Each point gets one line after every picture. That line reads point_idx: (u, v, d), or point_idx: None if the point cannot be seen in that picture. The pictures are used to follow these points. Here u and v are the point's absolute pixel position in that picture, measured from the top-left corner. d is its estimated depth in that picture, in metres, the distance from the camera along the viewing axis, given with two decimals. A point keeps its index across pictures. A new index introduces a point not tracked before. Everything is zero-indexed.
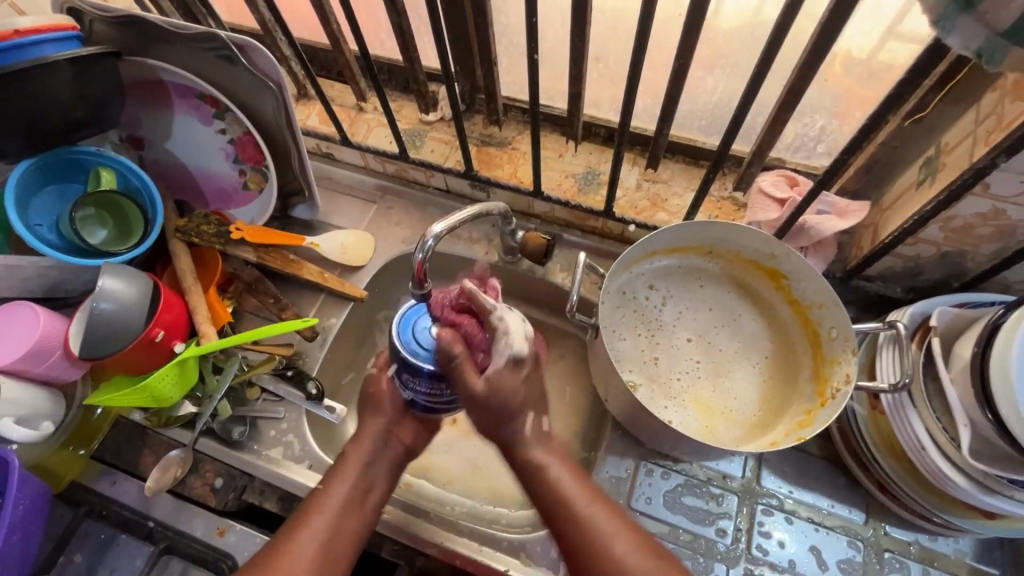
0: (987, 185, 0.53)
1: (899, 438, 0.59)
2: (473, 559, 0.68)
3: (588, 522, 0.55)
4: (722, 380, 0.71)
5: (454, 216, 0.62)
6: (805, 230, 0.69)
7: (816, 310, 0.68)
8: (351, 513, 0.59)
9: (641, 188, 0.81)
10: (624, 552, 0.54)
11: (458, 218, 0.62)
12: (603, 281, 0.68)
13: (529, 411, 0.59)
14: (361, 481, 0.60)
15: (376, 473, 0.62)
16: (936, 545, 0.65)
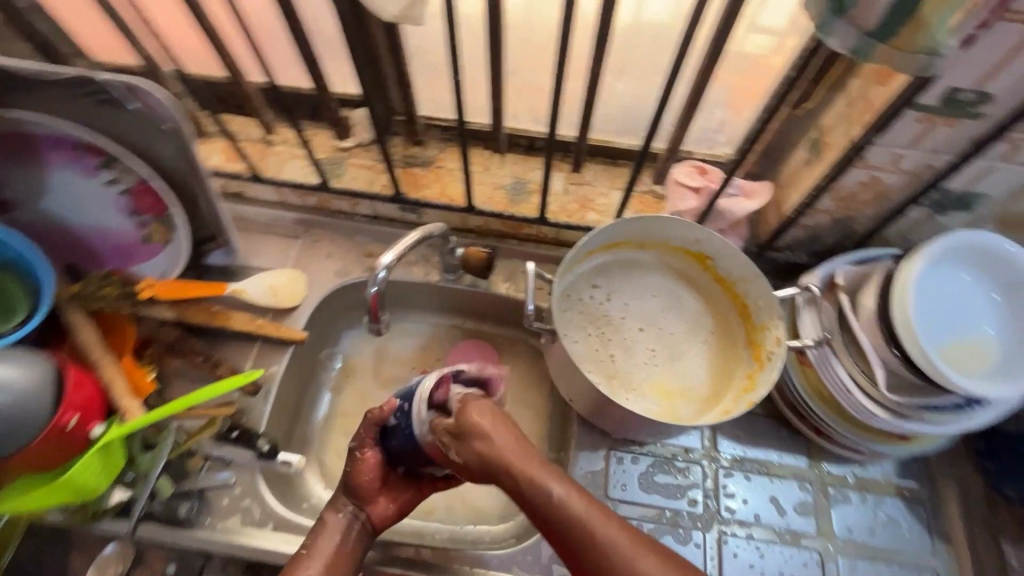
0: (864, 158, 0.62)
1: (828, 385, 0.66)
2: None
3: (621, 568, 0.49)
4: (676, 361, 0.76)
5: (402, 242, 0.66)
6: (722, 213, 0.76)
7: (741, 284, 0.75)
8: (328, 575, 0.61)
9: (569, 192, 0.85)
10: None
11: (405, 245, 0.66)
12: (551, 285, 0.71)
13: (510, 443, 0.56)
14: (340, 545, 0.63)
15: (355, 541, 0.64)
16: (867, 473, 0.75)
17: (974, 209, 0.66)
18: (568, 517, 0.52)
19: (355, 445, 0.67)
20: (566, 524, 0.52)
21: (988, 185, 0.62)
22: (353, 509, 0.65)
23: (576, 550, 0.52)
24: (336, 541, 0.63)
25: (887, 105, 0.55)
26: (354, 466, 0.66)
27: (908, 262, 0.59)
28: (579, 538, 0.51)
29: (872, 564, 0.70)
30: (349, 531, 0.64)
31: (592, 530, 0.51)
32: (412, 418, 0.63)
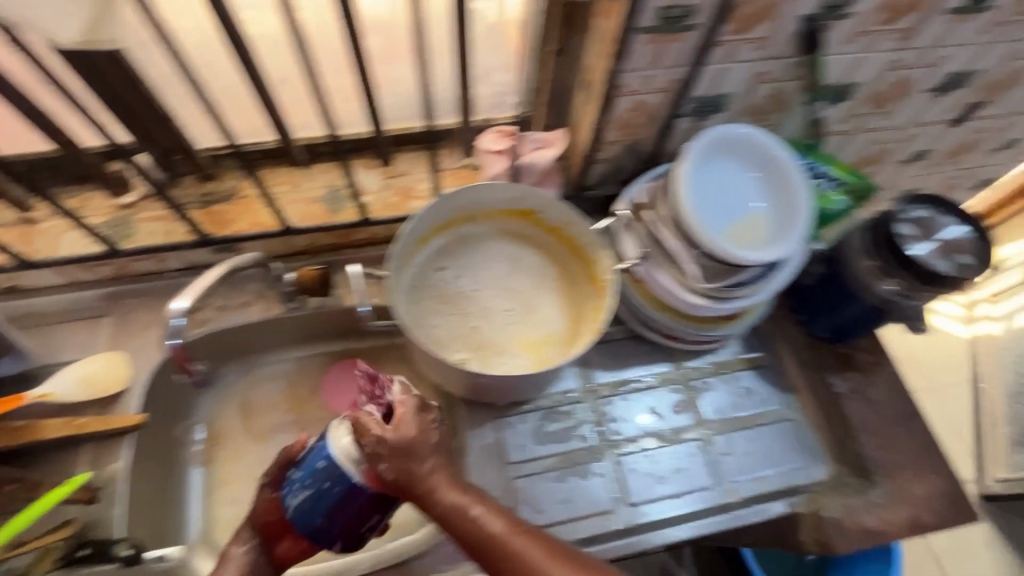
0: (623, 85, 0.67)
1: (660, 292, 0.72)
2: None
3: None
4: (533, 316, 0.78)
5: (200, 282, 0.64)
6: (530, 167, 0.79)
7: (568, 226, 0.80)
8: None
9: (387, 186, 0.84)
10: None
11: (203, 285, 0.63)
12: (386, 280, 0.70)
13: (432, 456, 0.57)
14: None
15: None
16: (720, 357, 0.84)
17: (727, 108, 0.75)
18: (483, 533, 0.54)
19: (265, 483, 0.64)
20: (478, 542, 0.54)
21: (727, 84, 0.71)
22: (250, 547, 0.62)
23: (492, 568, 0.53)
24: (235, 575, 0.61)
25: (618, 31, 0.60)
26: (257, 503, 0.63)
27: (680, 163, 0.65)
28: (494, 552, 0.53)
29: (744, 433, 0.78)
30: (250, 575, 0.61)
31: (507, 543, 0.53)
32: (332, 450, 0.57)
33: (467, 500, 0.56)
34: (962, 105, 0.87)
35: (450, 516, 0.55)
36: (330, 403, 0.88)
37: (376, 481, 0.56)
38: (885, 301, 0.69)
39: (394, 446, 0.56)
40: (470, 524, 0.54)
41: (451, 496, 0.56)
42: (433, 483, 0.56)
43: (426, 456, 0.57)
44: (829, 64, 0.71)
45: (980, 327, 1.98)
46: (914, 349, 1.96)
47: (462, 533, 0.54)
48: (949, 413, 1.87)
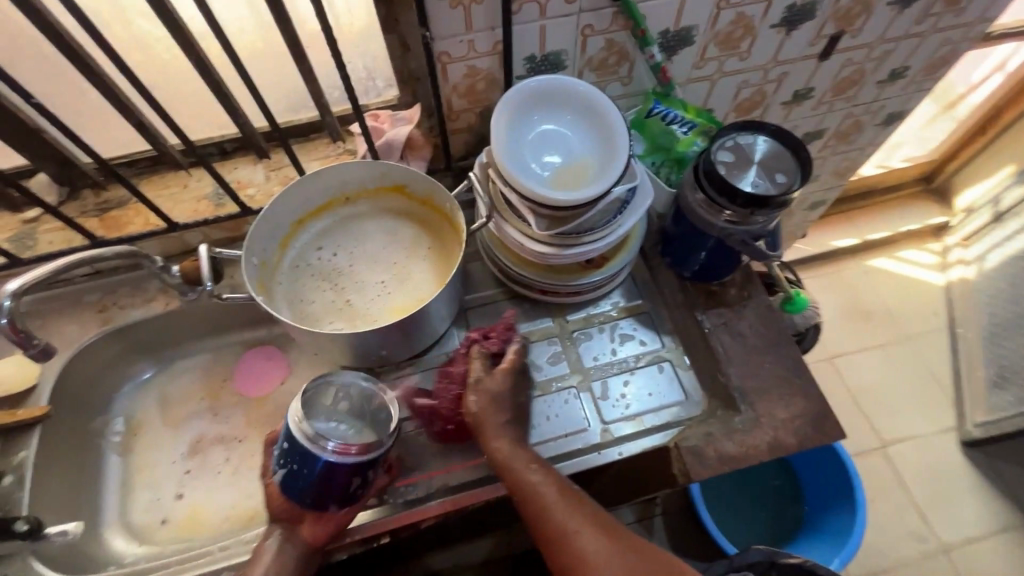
0: (447, 53, 0.71)
1: (512, 246, 0.76)
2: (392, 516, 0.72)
3: (568, 538, 0.61)
4: (406, 284, 0.82)
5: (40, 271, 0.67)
6: (392, 142, 0.82)
7: (433, 195, 0.83)
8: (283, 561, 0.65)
9: (270, 178, 0.89)
10: (596, 554, 0.60)
11: (39, 272, 0.65)
12: (243, 260, 0.74)
13: (508, 411, 0.69)
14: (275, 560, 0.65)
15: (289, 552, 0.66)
16: (600, 308, 0.86)
17: (567, 65, 0.78)
18: (532, 488, 0.64)
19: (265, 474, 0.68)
20: (522, 492, 0.64)
21: (555, 42, 0.74)
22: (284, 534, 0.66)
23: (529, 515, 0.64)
24: (271, 564, 0.65)
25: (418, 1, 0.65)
26: (269, 488, 0.66)
27: (496, 123, 0.67)
28: (537, 505, 0.63)
29: (621, 376, 0.80)
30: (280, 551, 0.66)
31: (550, 505, 0.63)
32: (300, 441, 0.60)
33: (521, 454, 0.66)
34: (819, 38, 0.88)
35: (502, 464, 0.66)
36: (241, 388, 0.92)
37: (350, 450, 0.60)
38: (725, 231, 0.70)
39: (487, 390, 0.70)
40: (523, 474, 0.65)
41: (512, 449, 0.66)
42: (496, 434, 0.67)
43: (501, 413, 0.69)
44: (651, 11, 0.73)
45: (954, 272, 1.92)
46: (887, 301, 1.91)
47: (509, 480, 0.65)
48: (930, 361, 1.81)
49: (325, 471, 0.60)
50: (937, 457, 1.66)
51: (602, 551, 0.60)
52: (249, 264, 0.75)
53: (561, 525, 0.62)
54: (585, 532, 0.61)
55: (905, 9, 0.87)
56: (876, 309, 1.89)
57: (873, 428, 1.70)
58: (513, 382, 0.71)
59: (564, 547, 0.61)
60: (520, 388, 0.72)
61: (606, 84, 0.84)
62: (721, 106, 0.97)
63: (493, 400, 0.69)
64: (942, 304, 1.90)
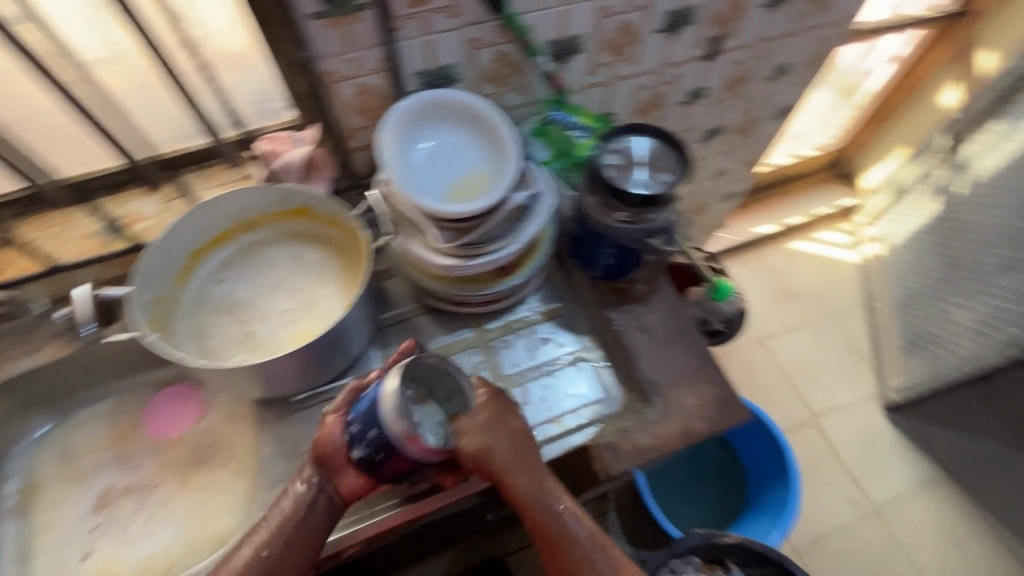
0: (332, 72, 0.71)
1: (417, 262, 0.75)
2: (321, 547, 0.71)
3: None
4: (312, 309, 0.80)
5: None
6: (288, 165, 0.80)
7: (335, 216, 0.81)
8: (313, 511, 0.64)
9: (165, 209, 0.85)
10: None
11: None
12: (127, 298, 0.71)
13: (521, 457, 0.66)
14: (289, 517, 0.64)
15: (314, 513, 0.64)
16: (517, 314, 0.86)
17: (461, 78, 0.79)
18: (559, 527, 0.65)
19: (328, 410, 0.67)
20: (547, 530, 0.66)
21: (445, 55, 0.75)
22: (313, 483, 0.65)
23: (551, 552, 0.66)
24: (284, 518, 0.64)
25: (292, 21, 0.64)
26: (322, 430, 0.66)
27: (381, 141, 0.67)
28: (563, 543, 0.65)
29: (541, 380, 0.81)
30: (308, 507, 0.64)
31: (577, 546, 0.65)
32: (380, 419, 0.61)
33: (548, 494, 0.66)
34: (703, 40, 0.92)
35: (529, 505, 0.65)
36: (153, 431, 0.87)
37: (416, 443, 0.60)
38: (621, 231, 0.72)
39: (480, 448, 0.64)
40: (553, 514, 0.65)
41: (536, 491, 0.65)
42: (516, 479, 0.65)
43: (507, 455, 0.65)
44: (536, 21, 0.76)
45: (866, 249, 2.05)
46: (809, 281, 2.02)
47: (535, 518, 0.65)
48: (853, 335, 1.93)
49: (384, 446, 0.61)
50: (864, 424, 1.76)
51: None
52: (135, 301, 0.72)
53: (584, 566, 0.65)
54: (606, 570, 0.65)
55: (777, 10, 0.93)
56: (800, 290, 2.00)
57: (805, 402, 1.79)
58: (497, 417, 0.66)
59: None
60: (521, 431, 0.67)
61: (503, 95, 0.85)
62: (622, 110, 1.00)
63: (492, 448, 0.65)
64: (857, 280, 2.03)
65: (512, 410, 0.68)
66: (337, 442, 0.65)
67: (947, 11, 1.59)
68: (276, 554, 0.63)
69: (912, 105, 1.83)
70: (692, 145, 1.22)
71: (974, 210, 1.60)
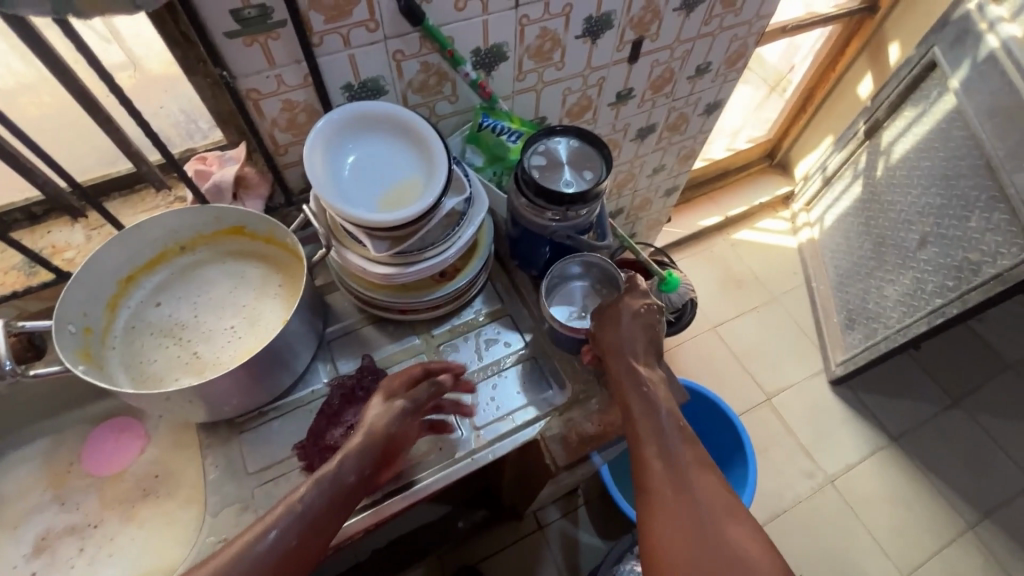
0: (255, 90, 0.71)
1: (356, 272, 0.75)
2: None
3: (685, 485, 0.64)
4: (255, 327, 0.79)
5: None
6: (218, 185, 0.80)
7: (273, 232, 0.81)
8: (321, 504, 0.61)
9: (91, 237, 0.82)
10: (705, 500, 0.63)
11: None
12: (53, 330, 0.68)
13: (641, 348, 0.75)
14: (319, 499, 0.61)
15: (329, 505, 0.61)
16: (463, 317, 0.88)
17: (388, 90, 0.81)
18: (655, 420, 0.69)
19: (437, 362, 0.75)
20: (640, 426, 0.69)
21: (369, 69, 0.76)
22: (352, 470, 0.63)
23: (643, 447, 0.68)
24: (309, 492, 0.61)
25: (208, 42, 0.64)
26: (383, 413, 0.68)
27: (308, 154, 0.67)
28: (654, 437, 0.68)
29: (490, 380, 0.82)
30: (324, 497, 0.61)
31: (668, 446, 0.67)
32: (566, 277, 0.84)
33: (653, 389, 0.71)
34: (623, 44, 0.97)
35: (640, 385, 0.72)
36: (93, 468, 0.84)
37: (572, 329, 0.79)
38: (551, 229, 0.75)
39: (613, 345, 0.74)
40: (652, 408, 0.70)
41: (644, 381, 0.72)
42: (629, 359, 0.73)
43: (635, 343, 0.74)
44: (457, 32, 0.78)
45: (803, 234, 2.17)
46: (753, 268, 2.11)
47: (636, 411, 0.70)
48: (797, 316, 2.03)
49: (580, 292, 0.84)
50: (812, 399, 1.85)
51: (708, 500, 0.63)
52: (62, 333, 0.69)
53: (668, 473, 0.65)
54: (695, 477, 0.65)
55: (689, 13, 0.99)
56: (745, 277, 2.09)
57: (757, 384, 1.87)
58: (631, 324, 0.75)
59: (676, 483, 0.64)
60: (654, 330, 0.76)
61: (433, 104, 0.87)
62: (553, 113, 1.03)
63: (615, 345, 0.74)
64: (797, 264, 2.14)
65: (629, 311, 0.76)
66: (392, 423, 0.67)
67: (855, 8, 1.71)
68: (295, 527, 0.59)
69: (833, 96, 1.95)
70: (626, 143, 1.27)
71: (894, 191, 1.72)
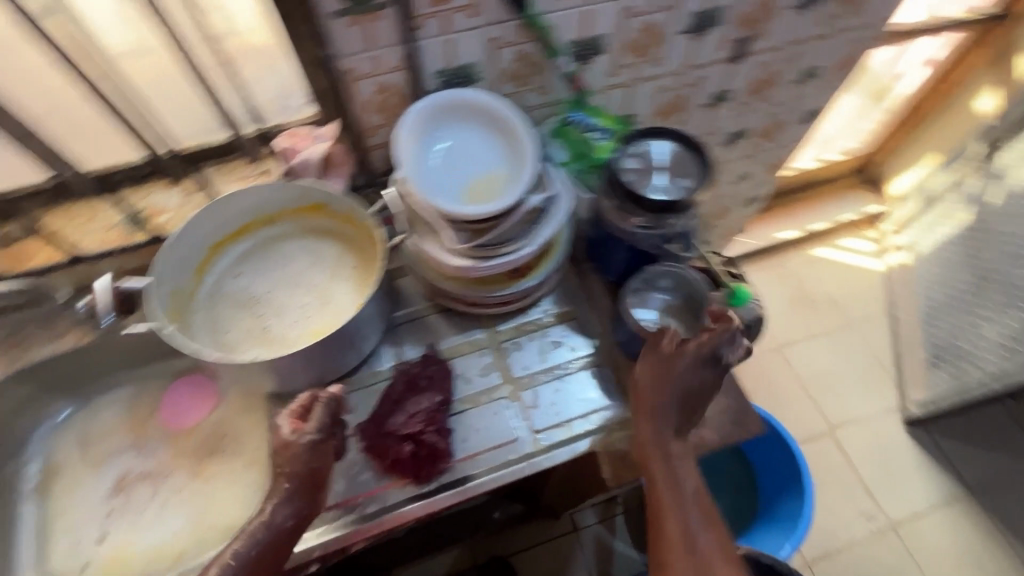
0: (352, 71, 0.71)
1: (430, 262, 0.75)
2: (319, 544, 0.70)
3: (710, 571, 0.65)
4: (327, 305, 0.80)
5: None
6: (306, 162, 0.81)
7: (353, 214, 0.82)
8: (265, 541, 0.63)
9: (186, 202, 0.86)
10: None
11: None
12: (147, 290, 0.71)
13: (676, 403, 0.69)
14: (259, 538, 0.63)
15: (268, 540, 0.63)
16: (529, 316, 0.86)
17: (480, 77, 0.79)
18: (680, 499, 0.67)
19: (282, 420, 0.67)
20: (662, 503, 0.67)
21: (464, 55, 0.74)
22: (275, 507, 0.64)
23: (664, 528, 0.67)
24: (252, 534, 0.63)
25: (314, 21, 0.64)
26: (285, 443, 0.66)
27: (398, 140, 0.67)
28: (679, 520, 0.67)
29: (551, 384, 0.80)
30: (263, 530, 0.63)
31: (691, 531, 0.67)
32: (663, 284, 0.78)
33: (681, 466, 0.68)
34: (729, 42, 0.90)
35: (674, 458, 0.68)
36: (169, 419, 0.89)
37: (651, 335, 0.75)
38: (635, 235, 0.71)
39: (655, 389, 0.69)
40: (680, 487, 0.68)
41: (677, 456, 0.68)
42: (666, 428, 0.68)
43: (674, 395, 0.69)
44: (558, 21, 0.74)
45: (892, 258, 2.00)
46: (829, 288, 1.97)
47: (661, 484, 0.67)
48: (875, 345, 1.88)
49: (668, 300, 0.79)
50: (881, 436, 1.72)
51: None
52: (155, 293, 0.73)
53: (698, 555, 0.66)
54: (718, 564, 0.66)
55: (806, 12, 0.91)
56: (820, 297, 1.96)
57: (820, 413, 1.75)
58: (681, 367, 0.69)
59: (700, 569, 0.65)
60: (703, 379, 0.70)
61: (522, 94, 0.84)
62: (643, 111, 0.98)
63: (659, 388, 0.68)
64: (881, 289, 1.98)
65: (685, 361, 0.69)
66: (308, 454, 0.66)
67: (989, 14, 1.53)
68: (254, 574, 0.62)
69: (947, 111, 1.77)
70: (714, 147, 1.19)
71: (1006, 222, 1.55)
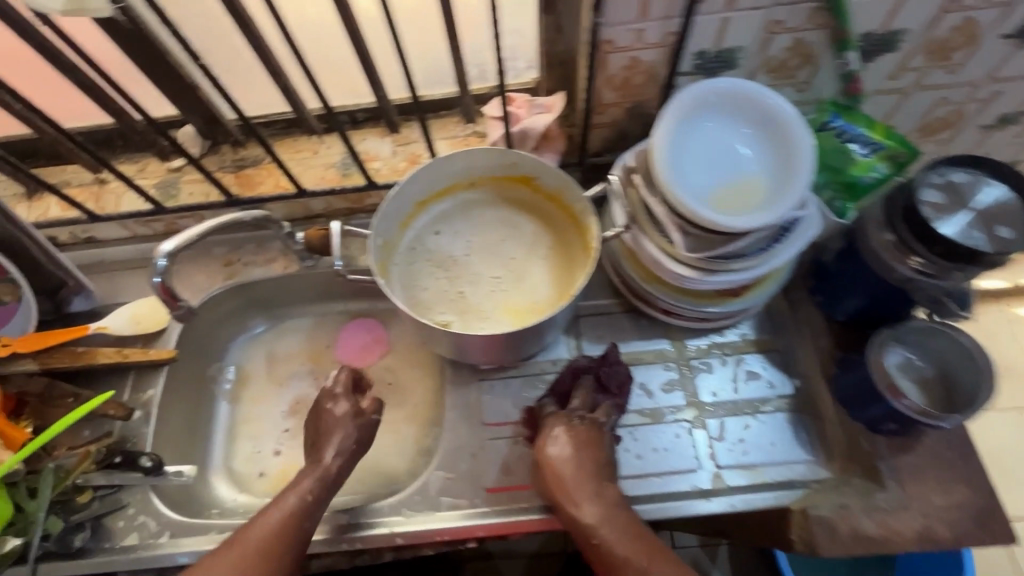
0: (611, 42, 0.65)
1: (646, 262, 0.68)
2: (480, 524, 0.70)
3: None
4: (520, 283, 0.78)
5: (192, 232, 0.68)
6: (527, 132, 0.77)
7: (563, 193, 0.78)
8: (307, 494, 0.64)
9: (397, 152, 0.87)
10: None
11: (193, 233, 0.68)
12: (370, 240, 0.72)
13: (589, 484, 0.62)
14: (311, 485, 0.64)
15: (323, 494, 0.64)
16: (725, 337, 0.77)
17: (741, 64, 0.69)
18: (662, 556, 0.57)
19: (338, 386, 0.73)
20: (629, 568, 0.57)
21: (736, 37, 0.65)
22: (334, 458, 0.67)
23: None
24: (303, 482, 0.64)
25: None
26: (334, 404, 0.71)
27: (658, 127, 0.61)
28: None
29: (741, 419, 0.72)
30: (317, 478, 0.65)
31: None
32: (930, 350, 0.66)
33: (630, 525, 0.59)
34: None
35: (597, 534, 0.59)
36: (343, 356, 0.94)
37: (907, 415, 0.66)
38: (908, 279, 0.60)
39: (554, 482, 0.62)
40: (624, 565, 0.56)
41: (602, 531, 0.59)
42: (577, 502, 0.61)
43: (577, 481, 0.62)
44: (859, 6, 0.62)
45: None
46: None
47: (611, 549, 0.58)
48: None
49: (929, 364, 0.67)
50: None
51: None
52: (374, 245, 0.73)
53: None
54: None
55: None
56: None
57: None
58: (576, 456, 0.63)
59: None
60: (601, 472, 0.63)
61: (778, 88, 0.73)
62: (904, 123, 0.83)
63: (561, 481, 0.62)
64: None
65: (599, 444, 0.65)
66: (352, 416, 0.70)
67: None
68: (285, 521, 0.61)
69: None
70: None
71: None
